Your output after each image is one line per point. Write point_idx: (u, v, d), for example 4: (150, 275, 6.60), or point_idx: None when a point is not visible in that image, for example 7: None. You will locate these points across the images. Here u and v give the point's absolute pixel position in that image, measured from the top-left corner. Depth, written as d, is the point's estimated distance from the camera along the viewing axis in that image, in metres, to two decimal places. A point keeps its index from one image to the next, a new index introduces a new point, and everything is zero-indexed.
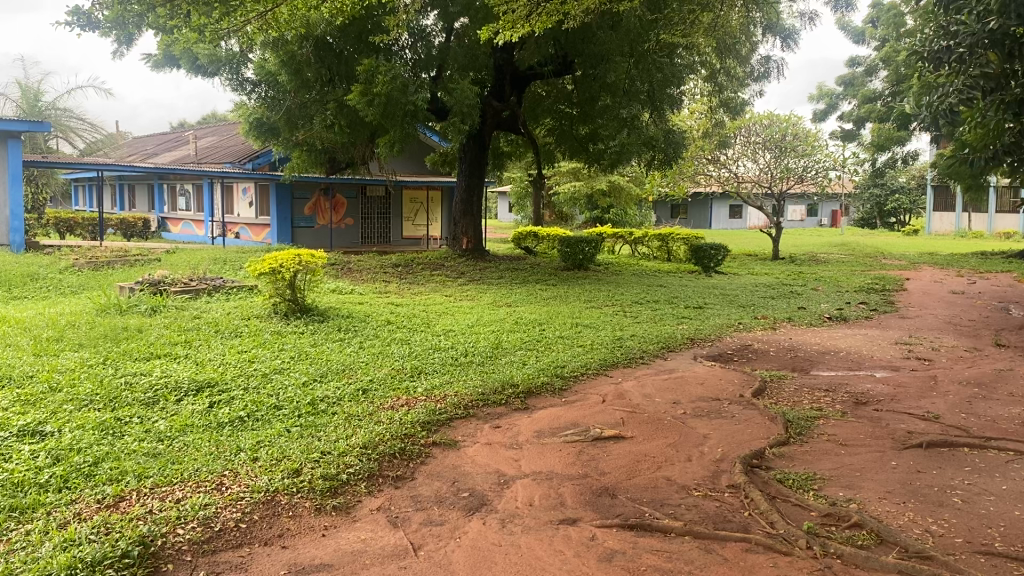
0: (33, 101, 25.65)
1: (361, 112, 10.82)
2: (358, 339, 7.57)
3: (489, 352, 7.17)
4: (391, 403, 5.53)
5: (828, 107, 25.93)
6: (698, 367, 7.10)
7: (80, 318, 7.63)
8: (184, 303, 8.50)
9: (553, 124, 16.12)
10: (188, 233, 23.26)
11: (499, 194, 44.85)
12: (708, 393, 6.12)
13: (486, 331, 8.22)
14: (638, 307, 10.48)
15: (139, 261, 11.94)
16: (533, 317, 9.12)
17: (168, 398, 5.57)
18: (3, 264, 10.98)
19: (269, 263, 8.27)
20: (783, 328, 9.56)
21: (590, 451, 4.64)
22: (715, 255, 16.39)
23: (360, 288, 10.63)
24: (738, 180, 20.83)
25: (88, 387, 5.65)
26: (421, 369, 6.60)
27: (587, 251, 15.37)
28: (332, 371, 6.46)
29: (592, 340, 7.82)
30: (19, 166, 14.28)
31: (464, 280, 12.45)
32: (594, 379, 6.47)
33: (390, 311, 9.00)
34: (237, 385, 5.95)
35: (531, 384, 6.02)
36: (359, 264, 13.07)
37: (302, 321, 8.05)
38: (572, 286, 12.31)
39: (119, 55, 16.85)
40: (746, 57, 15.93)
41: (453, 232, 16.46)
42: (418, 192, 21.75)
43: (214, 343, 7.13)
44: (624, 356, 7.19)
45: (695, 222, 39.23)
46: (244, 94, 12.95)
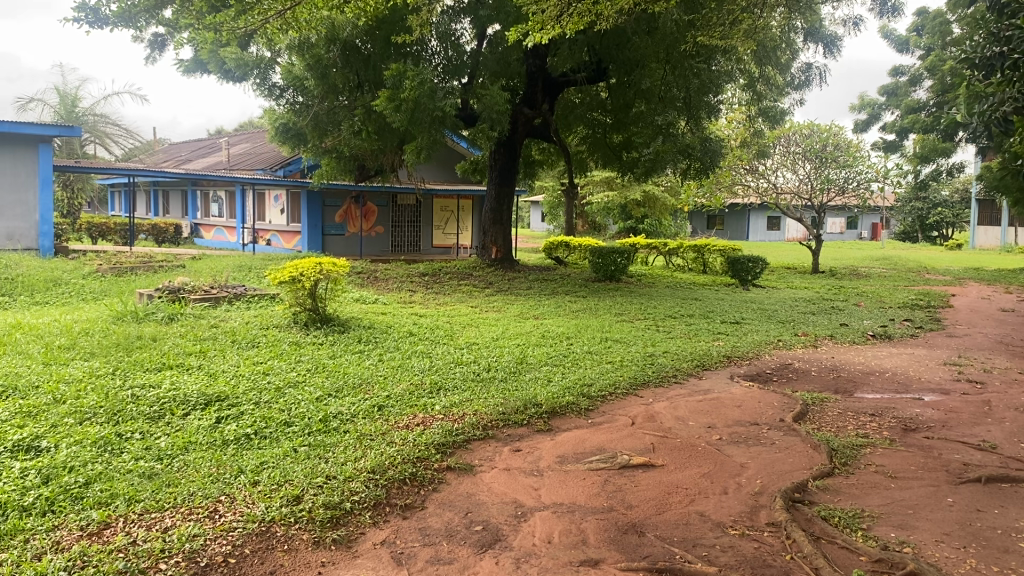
0: (70, 107, 25.89)
1: (388, 117, 10.59)
2: (378, 352, 7.28)
3: (513, 368, 6.84)
4: (407, 422, 5.23)
5: (870, 117, 25.27)
6: (735, 388, 6.71)
7: (95, 326, 7.45)
8: (202, 312, 8.29)
9: (586, 132, 15.78)
10: (220, 240, 23.27)
11: (532, 203, 44.52)
12: (745, 417, 5.73)
13: (511, 345, 7.88)
14: (672, 322, 10.09)
15: (165, 268, 11.81)
16: (561, 331, 8.77)
17: (175, 413, 5.31)
18: (28, 269, 10.91)
19: (290, 271, 8.00)
20: (825, 346, 9.11)
21: (616, 481, 4.29)
22: (752, 268, 15.94)
23: (385, 297, 10.38)
24: (776, 191, 20.34)
25: (93, 399, 5.42)
26: (442, 385, 6.29)
27: (619, 262, 15.01)
28: (349, 385, 6.17)
29: (622, 357, 7.45)
30: (49, 171, 14.31)
31: (493, 290, 12.14)
32: (624, 399, 6.12)
33: (413, 322, 8.72)
34: (249, 399, 5.69)
35: (556, 404, 5.68)
36: (386, 273, 12.83)
37: (321, 332, 7.79)
38: (603, 298, 11.95)
39: (151, 60, 16.84)
40: (787, 65, 15.49)
41: (482, 241, 16.18)
42: (449, 200, 21.54)
43: (230, 354, 6.88)
44: (656, 375, 6.82)
45: (732, 234, 38.57)
46: (272, 100, 12.76)
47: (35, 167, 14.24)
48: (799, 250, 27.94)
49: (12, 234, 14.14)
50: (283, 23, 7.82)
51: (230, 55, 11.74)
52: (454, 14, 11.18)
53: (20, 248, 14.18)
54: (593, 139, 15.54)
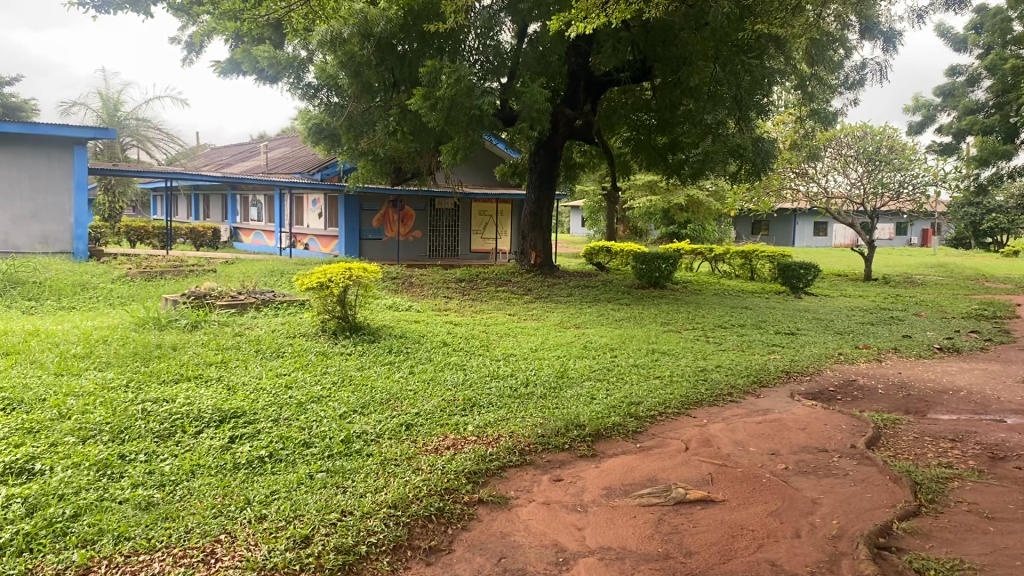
0: (112, 111, 26.00)
1: (424, 116, 10.16)
2: (408, 364, 6.81)
3: (553, 383, 6.32)
4: (436, 445, 4.74)
5: (925, 118, 24.27)
6: (797, 409, 6.13)
7: (114, 334, 7.08)
8: (228, 319, 7.90)
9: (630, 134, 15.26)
10: (258, 244, 23.10)
11: (571, 207, 43.97)
12: (811, 443, 5.16)
13: (551, 357, 7.37)
14: (722, 333, 9.50)
15: (195, 272, 11.50)
16: (605, 342, 8.23)
17: (186, 431, 4.89)
18: (56, 272, 10.68)
19: (318, 276, 7.56)
20: (889, 361, 8.43)
21: (672, 520, 3.76)
22: (804, 275, 15.24)
23: (418, 304, 9.94)
24: (827, 195, 19.58)
25: (100, 415, 5.01)
26: (476, 401, 5.80)
27: (663, 268, 14.41)
28: (376, 401, 5.71)
29: (671, 371, 6.90)
30: (84, 174, 14.10)
31: (532, 298, 11.64)
32: (676, 420, 5.58)
33: (447, 331, 8.25)
34: (269, 416, 5.24)
35: (601, 425, 5.17)
36: (421, 279, 12.40)
37: (350, 341, 7.35)
38: (647, 307, 11.37)
39: (189, 62, 16.73)
40: (840, 63, 14.79)
41: (521, 246, 15.68)
42: (488, 204, 21.10)
43: (252, 365, 6.46)
44: (710, 392, 6.26)
45: (777, 240, 37.59)
46: (307, 101, 12.41)
47: (70, 169, 14.05)
48: (849, 257, 27.04)
49: (47, 238, 14.01)
50: (311, 12, 7.43)
51: (263, 52, 11.55)
52: (493, 10, 10.73)
53: (54, 252, 14.05)
54: (638, 141, 15.02)
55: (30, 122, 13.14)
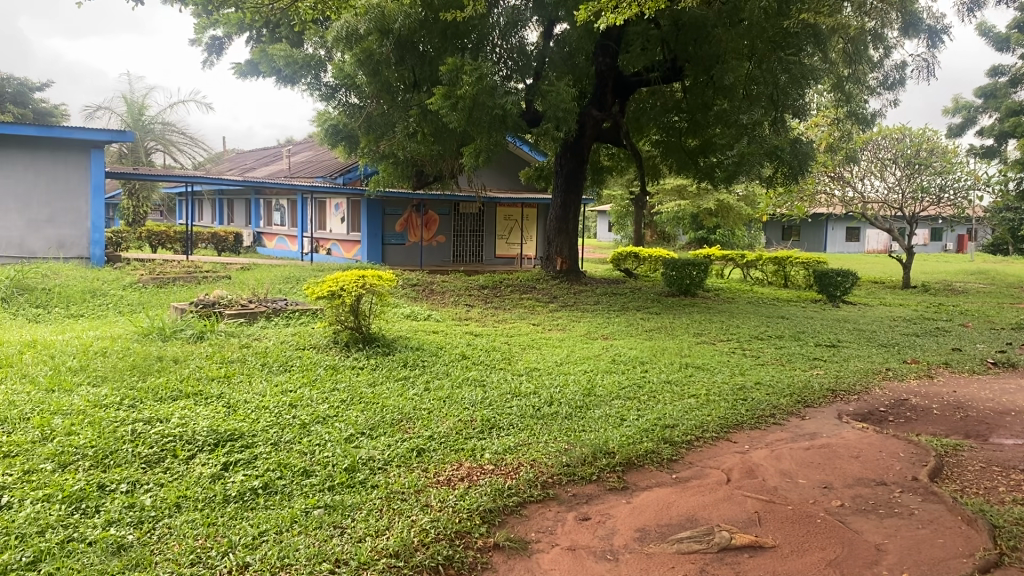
0: (137, 115, 25.88)
1: (444, 116, 9.72)
2: (423, 380, 6.32)
3: (579, 402, 5.82)
4: (448, 476, 4.26)
5: (965, 120, 23.49)
6: (846, 433, 5.59)
7: (115, 345, 6.71)
8: (236, 329, 7.50)
9: (660, 136, 14.75)
10: (281, 249, 22.83)
11: (598, 212, 43.49)
12: (867, 475, 4.63)
13: (577, 372, 6.87)
14: (759, 345, 8.95)
15: (209, 279, 11.15)
16: (635, 355, 7.72)
17: (176, 457, 4.46)
18: (67, 278, 10.38)
19: (329, 284, 7.13)
20: (942, 377, 7.84)
21: (716, 572, 3.28)
22: (842, 283, 14.57)
23: (438, 313, 9.50)
24: (863, 200, 18.91)
25: (86, 438, 4.60)
26: (496, 422, 5.33)
27: (695, 275, 13.86)
28: (386, 422, 5.24)
29: (706, 389, 6.38)
30: (101, 177, 13.84)
31: (558, 306, 11.15)
32: (715, 447, 5.07)
33: (467, 343, 7.80)
34: (269, 440, 4.81)
35: (632, 452, 4.68)
36: (443, 286, 11.98)
37: (363, 355, 6.90)
38: (679, 316, 10.83)
39: (209, 64, 16.49)
40: (879, 63, 14.19)
41: (546, 252, 15.19)
42: (513, 208, 20.63)
43: (257, 381, 6.04)
44: (751, 414, 5.73)
45: (809, 245, 36.75)
46: (327, 102, 12.03)
47: (87, 173, 13.80)
48: (884, 262, 26.28)
49: (64, 242, 13.79)
50: None
51: (279, 51, 11.18)
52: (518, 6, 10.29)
53: (70, 257, 13.83)
54: (668, 144, 14.49)
55: (46, 124, 12.90)
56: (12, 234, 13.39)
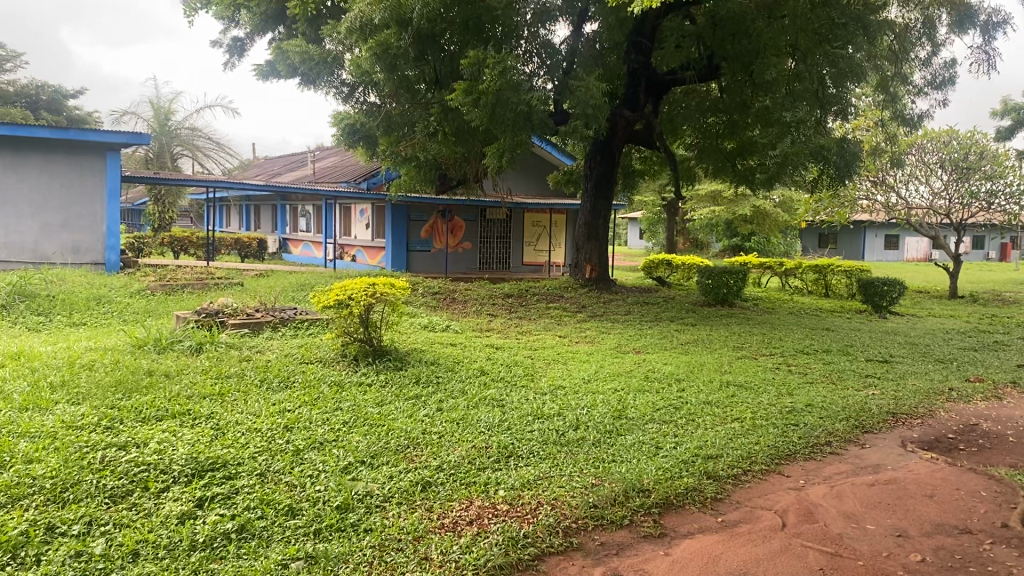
0: (163, 120, 25.64)
1: (467, 114, 9.15)
2: (435, 400, 5.71)
3: (609, 427, 5.18)
4: (455, 518, 3.67)
5: (1015, 123, 22.46)
6: (914, 465, 4.89)
7: (105, 358, 6.18)
8: (238, 341, 6.95)
9: (696, 137, 14.08)
10: (306, 255, 22.42)
11: (629, 219, 42.78)
12: (948, 520, 3.95)
13: (607, 391, 6.22)
14: (805, 361, 8.24)
15: (221, 286, 10.67)
16: (670, 371, 7.05)
17: (146, 490, 3.90)
18: (73, 285, 9.94)
19: (337, 293, 6.55)
20: (1013, 399, 7.07)
21: None
22: (888, 293, 13.76)
23: (458, 323, 8.92)
24: (908, 207, 18.02)
25: (47, 465, 4.05)
26: (516, 451, 4.72)
27: (732, 284, 13.14)
28: (391, 449, 4.65)
29: (751, 412, 5.71)
30: (117, 181, 13.46)
31: (586, 316, 10.53)
32: (764, 483, 4.41)
33: (487, 357, 7.18)
34: (254, 470, 4.24)
35: (670, 489, 4.07)
36: (465, 294, 11.41)
37: (372, 370, 6.32)
38: (716, 328, 10.12)
39: (230, 66, 16.07)
40: (928, 60, 13.42)
41: (575, 259, 14.55)
42: (541, 214, 20.00)
43: (253, 399, 5.48)
44: (803, 443, 5.06)
45: (846, 253, 35.66)
46: (345, 101, 11.50)
47: (102, 176, 13.43)
48: (926, 271, 25.30)
49: (78, 248, 13.44)
50: None
51: (294, 47, 10.65)
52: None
53: (85, 263, 13.48)
54: (704, 146, 13.80)
55: (61, 126, 12.51)
56: (26, 240, 13.06)
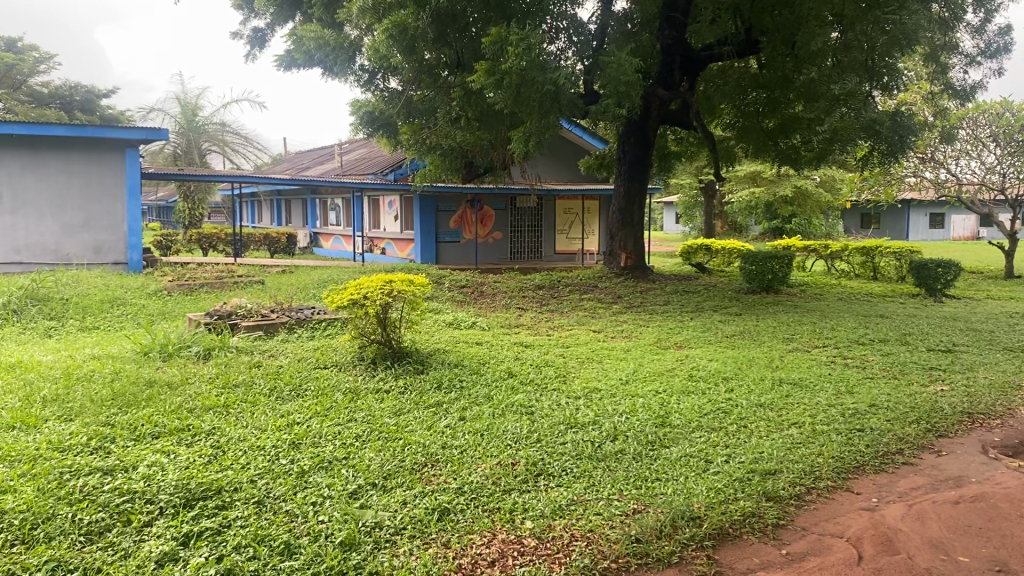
0: (190, 116, 25.43)
1: (491, 96, 8.62)
2: (458, 408, 5.19)
3: (650, 438, 4.65)
4: (473, 560, 3.18)
5: None
6: (1002, 477, 4.29)
7: (107, 368, 5.78)
8: (250, 345, 6.50)
9: (735, 116, 13.39)
10: (337, 249, 22.07)
11: (665, 204, 42.02)
12: None
13: (647, 394, 5.66)
14: (861, 353, 7.60)
15: (241, 285, 10.27)
16: (716, 369, 6.46)
17: (127, 525, 3.45)
18: (89, 287, 9.60)
19: (352, 292, 6.06)
20: None
21: None
22: (943, 275, 12.98)
23: (486, 320, 8.41)
24: (960, 183, 17.10)
25: (19, 497, 3.60)
26: (546, 468, 4.19)
27: (777, 269, 12.48)
28: (407, 467, 4.15)
29: (809, 417, 5.14)
30: (137, 178, 13.16)
31: (622, 308, 9.97)
32: (833, 504, 3.84)
33: (515, 357, 6.66)
34: (250, 498, 3.76)
35: (722, 516, 3.54)
36: (495, 287, 10.91)
37: (390, 375, 5.83)
38: (762, 318, 9.48)
39: (252, 57, 15.70)
40: (982, 28, 12.59)
41: (610, 246, 13.96)
42: (573, 201, 19.39)
43: (259, 411, 5.02)
44: (871, 452, 4.48)
45: (890, 232, 34.44)
46: (365, 88, 11.01)
47: (123, 174, 13.14)
48: (976, 249, 24.30)
49: (100, 247, 13.17)
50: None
51: (309, 32, 10.18)
52: None
53: (107, 263, 13.21)
54: (744, 125, 13.12)
55: (79, 124, 12.23)
56: (47, 240, 12.82)
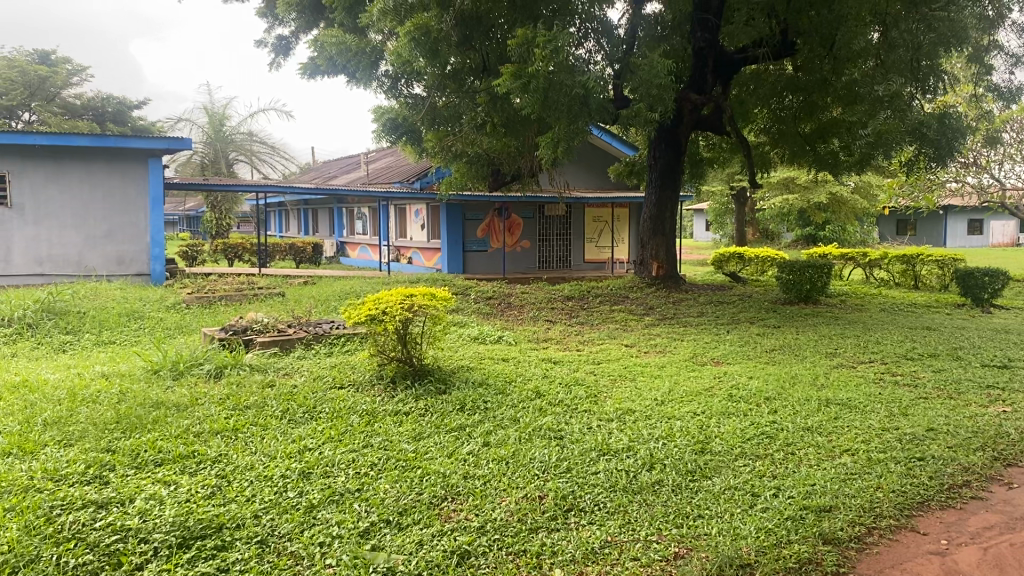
0: (218, 127, 25.40)
1: (516, 101, 8.29)
2: (482, 433, 4.84)
3: (690, 468, 4.27)
4: None
5: None
6: None
7: (114, 387, 5.51)
8: (264, 362, 6.22)
9: (771, 120, 12.92)
10: (363, 259, 21.86)
11: (696, 211, 41.53)
12: None
13: (685, 416, 5.26)
14: (911, 369, 7.14)
15: (261, 297, 10.02)
16: (758, 389, 6.02)
17: (116, 569, 3.14)
18: (106, 300, 9.40)
19: (369, 307, 5.72)
20: None
21: None
22: (990, 284, 12.39)
23: (511, 334, 8.05)
24: (1004, 189, 16.44)
25: (1, 536, 3.30)
26: (577, 503, 3.83)
27: (816, 279, 11.99)
28: (425, 501, 3.81)
29: (862, 444, 4.72)
30: (160, 188, 13.00)
31: (654, 320, 9.55)
32: (897, 548, 3.44)
33: (543, 375, 6.29)
34: (252, 537, 3.45)
35: (774, 563, 3.20)
36: (522, 298, 10.56)
37: (411, 396, 5.48)
38: (802, 331, 9.03)
39: (276, 66, 15.52)
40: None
41: (640, 256, 13.55)
42: (602, 209, 19.00)
43: (271, 436, 4.71)
44: (937, 485, 4.05)
45: (926, 239, 33.57)
46: (388, 94, 10.72)
47: (146, 184, 12.99)
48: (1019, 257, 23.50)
49: (123, 259, 13.02)
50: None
51: (330, 38, 9.92)
52: None
53: (130, 274, 13.05)
54: (780, 129, 12.66)
55: (100, 134, 12.09)
56: (70, 251, 12.68)
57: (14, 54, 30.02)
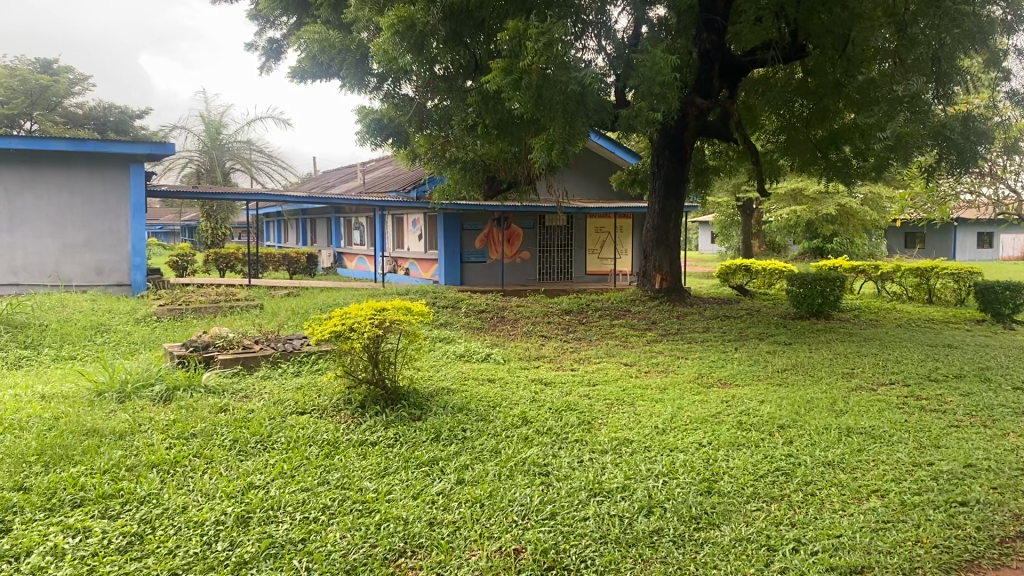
0: (214, 135, 24.87)
1: (508, 99, 7.72)
2: (456, 469, 4.23)
3: (695, 513, 3.65)
4: None
5: None
6: None
7: (49, 412, 4.92)
8: (223, 383, 5.61)
9: (780, 125, 12.32)
10: (360, 270, 21.31)
11: (701, 223, 40.97)
12: None
13: (689, 448, 4.64)
14: (936, 393, 6.51)
15: (238, 309, 9.45)
16: (771, 416, 5.40)
17: None
18: (72, 312, 8.83)
19: (334, 322, 5.11)
20: None
21: None
22: (1011, 299, 11.75)
23: (501, 351, 7.44)
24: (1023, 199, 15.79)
25: None
26: (559, 560, 3.22)
27: (829, 292, 11.37)
28: (378, 558, 3.20)
29: (894, 483, 4.09)
30: (142, 196, 12.47)
31: (655, 336, 8.93)
32: None
33: (531, 399, 5.67)
34: None
35: None
36: (516, 311, 9.97)
37: (380, 423, 4.88)
38: (814, 349, 8.40)
39: (267, 70, 15.00)
40: None
41: (643, 268, 12.91)
42: (605, 219, 18.40)
43: (213, 471, 4.09)
44: (987, 539, 3.44)
45: (937, 252, 32.81)
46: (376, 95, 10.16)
47: (127, 191, 12.45)
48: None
49: (102, 268, 12.46)
50: None
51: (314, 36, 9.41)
52: None
53: (109, 285, 12.50)
54: (790, 135, 12.06)
55: (78, 138, 11.55)
56: (45, 260, 12.12)
57: (15, 64, 29.55)
